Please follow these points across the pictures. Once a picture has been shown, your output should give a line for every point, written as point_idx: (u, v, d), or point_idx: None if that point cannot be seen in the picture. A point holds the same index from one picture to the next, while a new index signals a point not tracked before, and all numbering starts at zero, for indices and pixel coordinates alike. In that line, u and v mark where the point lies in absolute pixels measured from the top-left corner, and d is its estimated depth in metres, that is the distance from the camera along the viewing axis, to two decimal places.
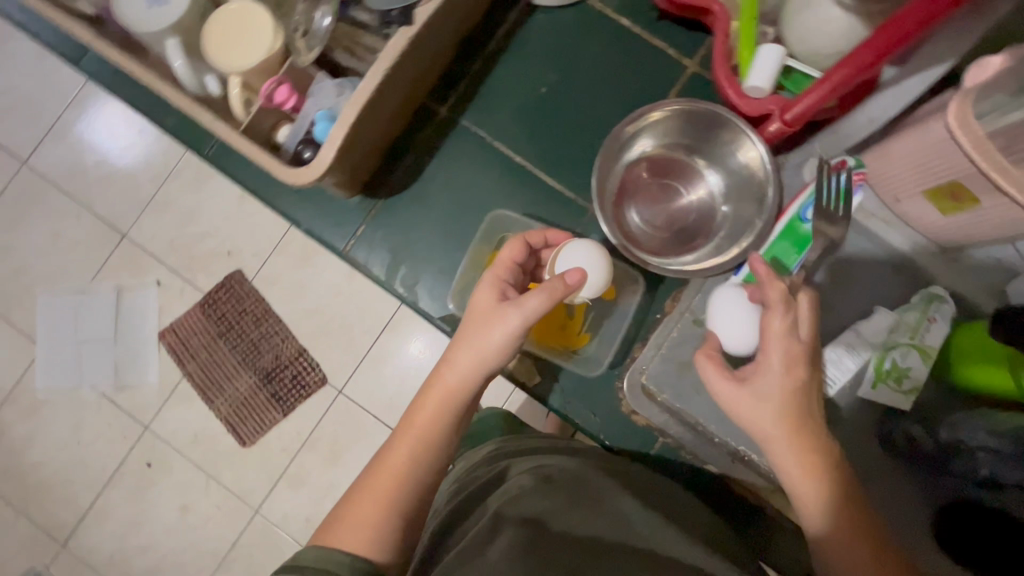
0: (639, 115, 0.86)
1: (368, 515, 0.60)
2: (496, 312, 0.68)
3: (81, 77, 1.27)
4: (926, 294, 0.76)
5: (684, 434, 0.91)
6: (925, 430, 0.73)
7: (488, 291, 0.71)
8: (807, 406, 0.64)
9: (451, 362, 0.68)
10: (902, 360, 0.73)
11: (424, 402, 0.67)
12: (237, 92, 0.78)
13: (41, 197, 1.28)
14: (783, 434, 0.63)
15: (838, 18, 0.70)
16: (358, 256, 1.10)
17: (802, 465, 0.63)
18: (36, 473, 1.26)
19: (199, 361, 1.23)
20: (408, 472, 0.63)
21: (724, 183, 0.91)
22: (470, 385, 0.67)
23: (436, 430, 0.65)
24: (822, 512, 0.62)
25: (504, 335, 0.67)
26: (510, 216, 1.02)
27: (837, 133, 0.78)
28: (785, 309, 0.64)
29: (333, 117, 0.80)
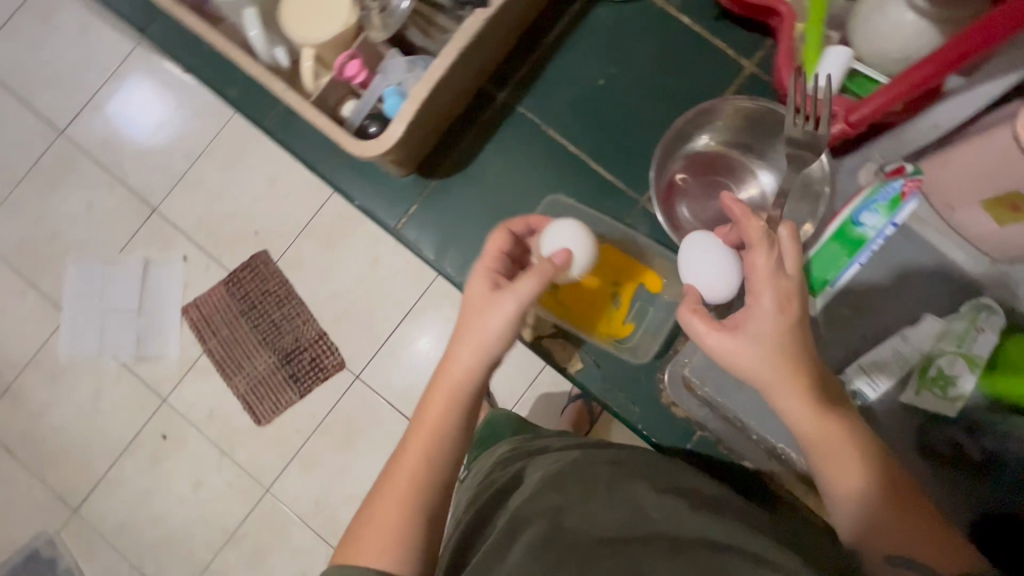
0: (703, 108, 0.81)
1: (387, 531, 0.57)
2: (496, 300, 0.63)
3: (122, 52, 1.29)
4: (973, 302, 0.69)
5: (722, 429, 0.83)
6: (969, 433, 0.67)
7: (480, 281, 0.66)
8: (802, 341, 0.59)
9: (453, 357, 0.64)
10: (947, 368, 0.67)
11: (432, 399, 0.63)
12: (309, 64, 0.79)
13: (76, 166, 1.30)
14: (781, 376, 0.58)
15: (912, 23, 0.67)
16: (410, 236, 0.98)
17: (810, 411, 0.58)
18: (53, 438, 1.27)
19: (219, 338, 1.24)
20: (422, 477, 0.60)
21: (779, 181, 0.85)
22: (475, 376, 0.63)
23: (448, 427, 0.62)
24: (846, 470, 0.57)
25: (504, 323, 0.62)
26: (567, 201, 0.93)
27: (898, 140, 0.73)
28: (768, 244, 0.59)
29: (403, 94, 0.81)
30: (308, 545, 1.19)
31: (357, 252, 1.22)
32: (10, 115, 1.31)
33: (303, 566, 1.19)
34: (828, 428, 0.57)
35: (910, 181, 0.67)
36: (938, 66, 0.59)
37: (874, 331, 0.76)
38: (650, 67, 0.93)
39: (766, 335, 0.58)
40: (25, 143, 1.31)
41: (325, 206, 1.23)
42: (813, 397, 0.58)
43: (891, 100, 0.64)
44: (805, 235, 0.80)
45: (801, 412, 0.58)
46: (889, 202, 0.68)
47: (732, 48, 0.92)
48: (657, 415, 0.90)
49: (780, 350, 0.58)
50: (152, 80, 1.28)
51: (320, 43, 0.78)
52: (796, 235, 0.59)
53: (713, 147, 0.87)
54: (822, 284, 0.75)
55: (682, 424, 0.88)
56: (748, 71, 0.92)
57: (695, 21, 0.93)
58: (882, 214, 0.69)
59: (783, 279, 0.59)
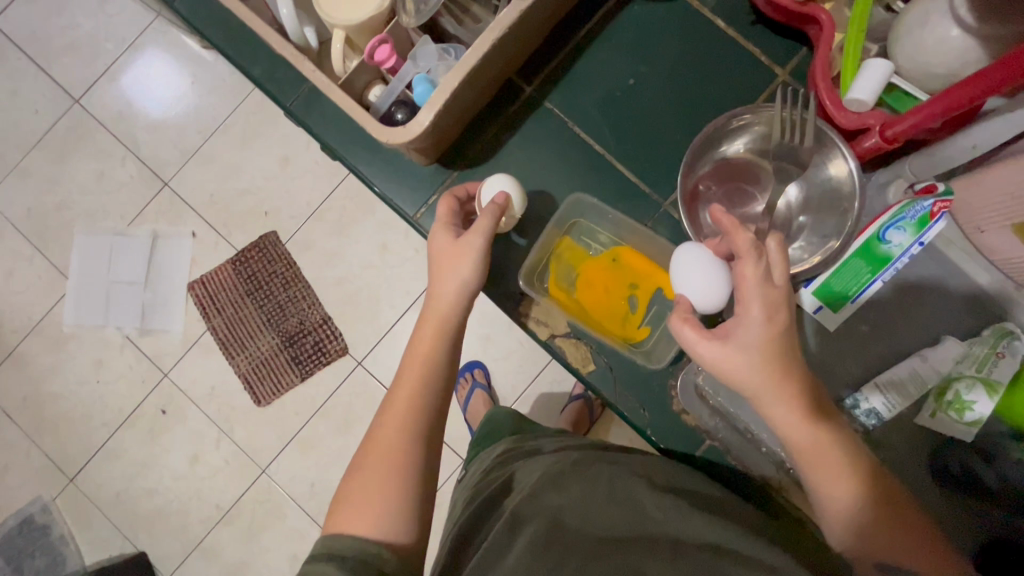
0: (737, 114, 0.79)
1: (383, 471, 0.59)
2: (463, 242, 0.70)
3: (142, 23, 1.28)
4: (996, 328, 0.69)
5: (730, 437, 0.85)
6: (985, 459, 0.68)
7: (443, 235, 0.72)
8: (788, 346, 0.55)
9: (433, 299, 0.69)
10: (964, 392, 0.66)
11: (420, 332, 0.68)
12: (339, 45, 0.79)
13: (90, 135, 1.29)
14: (770, 382, 0.54)
15: (956, 39, 0.66)
16: (428, 226, 0.96)
17: (799, 420, 0.54)
18: (54, 406, 1.27)
19: (224, 317, 1.24)
20: (417, 408, 0.63)
21: (806, 194, 0.80)
22: (456, 304, 0.69)
23: (436, 352, 0.67)
24: (837, 479, 0.54)
25: (472, 260, 0.69)
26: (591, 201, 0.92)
27: (932, 157, 0.72)
28: (756, 255, 0.56)
29: (432, 82, 0.78)
30: (301, 526, 1.19)
31: (366, 238, 1.22)
32: (25, 79, 1.30)
33: (295, 547, 1.19)
34: (819, 437, 0.54)
35: (939, 202, 0.65)
36: (983, 88, 0.55)
37: (890, 352, 0.78)
38: (681, 71, 0.93)
39: (757, 344, 0.54)
40: (39, 109, 1.29)
41: (337, 189, 1.23)
42: (802, 404, 0.55)
43: (933, 116, 0.63)
44: (827, 253, 0.76)
45: (790, 420, 0.54)
46: (917, 220, 0.67)
47: (765, 55, 0.91)
48: (666, 420, 0.88)
49: (768, 360, 0.54)
50: (168, 53, 1.28)
51: (348, 26, 0.78)
52: (786, 248, 0.56)
53: (743, 154, 0.82)
54: (843, 298, 0.76)
55: (689, 433, 0.87)
56: (781, 79, 0.91)
57: (732, 26, 0.91)
58: (909, 233, 0.68)
59: (772, 288, 0.55)
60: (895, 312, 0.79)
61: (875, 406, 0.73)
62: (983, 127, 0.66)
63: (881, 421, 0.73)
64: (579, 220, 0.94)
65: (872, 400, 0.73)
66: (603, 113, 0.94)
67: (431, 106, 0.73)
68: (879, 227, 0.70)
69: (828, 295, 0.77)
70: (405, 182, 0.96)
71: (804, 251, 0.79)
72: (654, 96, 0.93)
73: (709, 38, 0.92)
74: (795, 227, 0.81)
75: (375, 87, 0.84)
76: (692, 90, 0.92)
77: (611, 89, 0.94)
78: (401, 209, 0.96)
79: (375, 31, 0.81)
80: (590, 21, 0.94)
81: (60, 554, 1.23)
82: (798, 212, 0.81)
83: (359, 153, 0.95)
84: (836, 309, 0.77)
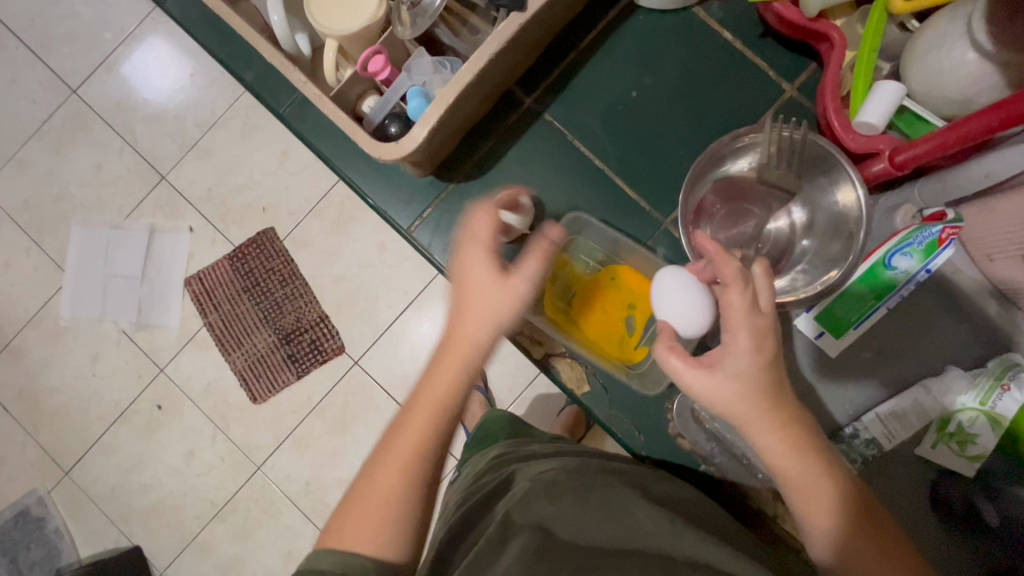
0: (739, 134, 0.77)
1: (379, 515, 0.54)
2: (505, 284, 0.58)
3: (146, 11, 1.21)
4: (1002, 360, 0.74)
5: (728, 464, 0.90)
6: (987, 496, 0.72)
7: (484, 261, 0.59)
8: (773, 373, 0.54)
9: (458, 328, 0.58)
10: (967, 425, 0.72)
11: (439, 371, 0.58)
12: (331, 54, 0.78)
13: (87, 126, 1.22)
14: (757, 413, 0.53)
15: (972, 63, 0.66)
16: (420, 240, 1.01)
17: (785, 448, 0.53)
18: (50, 398, 1.21)
19: (221, 313, 1.17)
20: (421, 456, 0.56)
21: (812, 217, 0.80)
22: (484, 348, 0.58)
23: (451, 400, 0.58)
24: (820, 506, 0.52)
25: (506, 308, 0.58)
26: (590, 220, 0.95)
27: (944, 183, 0.74)
28: (743, 285, 0.55)
29: (427, 96, 0.79)
30: (296, 525, 1.14)
31: (367, 237, 1.15)
32: (22, 67, 1.24)
33: (291, 545, 1.14)
34: (805, 464, 0.53)
35: (949, 228, 0.69)
36: (1004, 119, 0.55)
37: (895, 380, 0.81)
38: (687, 83, 0.95)
39: (737, 374, 0.53)
40: (37, 98, 1.23)
41: (336, 185, 1.16)
42: (790, 433, 0.53)
43: (947, 146, 0.62)
44: (828, 282, 0.73)
45: (776, 450, 0.53)
46: (925, 249, 0.71)
47: (773, 69, 0.93)
48: (661, 441, 0.93)
49: (750, 392, 0.53)
50: (170, 43, 1.21)
51: (343, 36, 0.77)
52: (771, 273, 0.56)
53: (747, 173, 0.81)
54: (846, 326, 0.80)
55: (688, 456, 0.92)
56: (788, 93, 0.93)
57: (739, 39, 0.94)
58: (916, 259, 0.72)
59: (756, 315, 0.55)
60: (901, 327, 0.82)
61: (875, 436, 0.78)
62: (995, 156, 0.67)
63: (881, 452, 0.79)
64: (576, 237, 0.95)
65: (872, 429, 0.78)
66: (609, 123, 0.96)
67: (423, 122, 0.73)
68: (887, 254, 0.73)
69: (830, 321, 0.81)
70: (401, 196, 1.01)
71: (804, 275, 0.78)
72: (660, 106, 0.95)
73: (719, 50, 0.94)
74: (799, 250, 0.80)
75: (369, 98, 0.84)
76: (701, 101, 0.94)
77: (615, 100, 0.96)
78: (396, 222, 1.01)
79: (369, 40, 0.80)
80: (594, 29, 0.96)
81: (55, 546, 1.18)
82: (803, 235, 0.80)
83: (357, 164, 1.02)
84: (838, 337, 0.81)
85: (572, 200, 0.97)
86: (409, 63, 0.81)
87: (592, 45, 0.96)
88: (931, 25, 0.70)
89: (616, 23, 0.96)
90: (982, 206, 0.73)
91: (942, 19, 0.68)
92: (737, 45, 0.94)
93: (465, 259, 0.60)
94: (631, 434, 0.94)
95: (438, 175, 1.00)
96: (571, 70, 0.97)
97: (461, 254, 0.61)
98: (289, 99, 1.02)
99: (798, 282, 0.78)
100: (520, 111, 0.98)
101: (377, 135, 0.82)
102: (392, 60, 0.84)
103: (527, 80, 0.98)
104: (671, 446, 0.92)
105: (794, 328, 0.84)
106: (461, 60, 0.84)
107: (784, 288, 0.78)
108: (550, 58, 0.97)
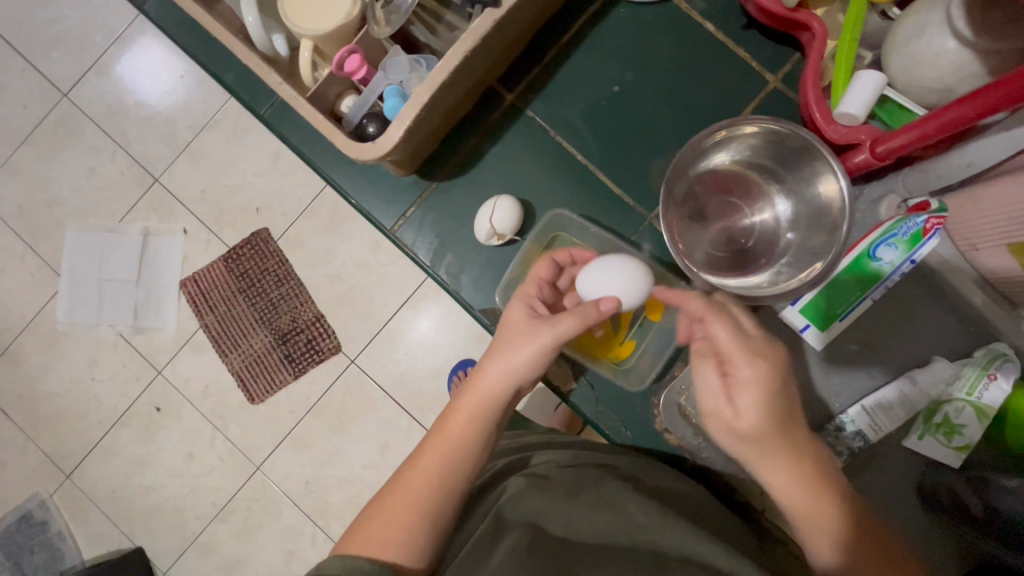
0: (721, 127, 0.74)
1: (389, 535, 0.54)
2: (538, 328, 0.62)
3: (131, 14, 1.20)
4: (989, 350, 0.75)
5: (715, 458, 0.91)
6: (972, 487, 0.69)
7: (519, 308, 0.66)
8: (787, 402, 0.55)
9: (483, 371, 0.61)
10: (954, 416, 0.74)
11: (461, 405, 0.60)
12: (307, 55, 0.79)
13: (79, 130, 1.22)
14: (772, 445, 0.54)
15: (952, 51, 0.66)
16: (404, 237, 1.07)
17: (798, 482, 0.53)
18: (49, 403, 1.21)
19: (217, 315, 1.16)
20: (434, 488, 0.57)
21: (796, 211, 0.79)
22: (503, 396, 0.61)
23: (470, 440, 0.59)
24: (827, 537, 0.52)
25: (535, 350, 0.61)
26: (569, 217, 0.96)
27: (925, 174, 0.75)
28: (720, 314, 0.57)
29: (403, 95, 0.81)
30: (296, 524, 1.13)
31: (361, 235, 1.11)
32: (12, 73, 1.23)
33: (292, 544, 1.13)
34: (817, 498, 0.53)
35: (933, 218, 0.71)
36: (979, 109, 0.55)
37: (883, 373, 0.83)
38: (669, 76, 0.96)
39: (751, 403, 0.54)
40: (27, 104, 1.23)
41: (327, 185, 1.12)
42: (804, 469, 0.53)
43: (927, 136, 0.62)
44: (811, 274, 0.72)
45: (790, 487, 0.53)
46: (911, 238, 0.74)
47: (756, 61, 0.94)
48: (648, 437, 0.95)
49: (762, 426, 0.54)
50: (160, 44, 1.20)
51: (318, 36, 0.78)
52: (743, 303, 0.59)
53: (729, 166, 0.81)
54: (831, 318, 0.81)
55: (673, 450, 0.93)
56: (772, 85, 0.94)
57: (722, 30, 0.95)
58: (900, 250, 0.75)
59: (757, 342, 0.56)
60: (885, 319, 0.84)
61: (861, 427, 0.81)
62: (978, 145, 0.68)
63: (867, 443, 0.82)
64: (560, 234, 0.97)
65: (857, 421, 0.82)
66: (593, 117, 0.98)
67: (401, 121, 0.74)
68: (871, 245, 0.75)
69: (816, 314, 0.81)
70: (383, 197, 1.07)
71: (788, 269, 0.77)
72: (644, 100, 0.97)
73: (701, 43, 0.95)
74: (783, 244, 0.79)
75: (348, 97, 0.85)
76: (687, 94, 0.96)
77: (599, 95, 0.98)
78: (380, 223, 1.08)
79: (343, 39, 0.81)
80: (572, 26, 0.98)
81: (58, 549, 1.19)
82: (787, 228, 0.79)
83: (345, 169, 1.09)
84: (824, 329, 0.82)
85: (558, 198, 1.00)
86: (385, 62, 0.82)
87: (574, 40, 0.98)
88: (911, 13, 0.70)
89: (597, 17, 0.98)
90: (964, 196, 0.74)
91: (921, 7, 0.69)
92: (719, 37, 0.95)
93: (508, 305, 0.67)
94: (617, 430, 0.96)
95: (421, 175, 1.04)
96: (554, 65, 0.99)
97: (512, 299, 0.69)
98: (268, 101, 1.12)
99: (782, 274, 0.77)
100: (503, 108, 1.01)
101: (355, 134, 0.84)
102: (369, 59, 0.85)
103: (512, 76, 1.00)
104: (657, 439, 0.94)
105: (783, 322, 0.85)
106: (437, 57, 0.84)
107: (768, 283, 0.77)
108: (534, 54, 0.99)
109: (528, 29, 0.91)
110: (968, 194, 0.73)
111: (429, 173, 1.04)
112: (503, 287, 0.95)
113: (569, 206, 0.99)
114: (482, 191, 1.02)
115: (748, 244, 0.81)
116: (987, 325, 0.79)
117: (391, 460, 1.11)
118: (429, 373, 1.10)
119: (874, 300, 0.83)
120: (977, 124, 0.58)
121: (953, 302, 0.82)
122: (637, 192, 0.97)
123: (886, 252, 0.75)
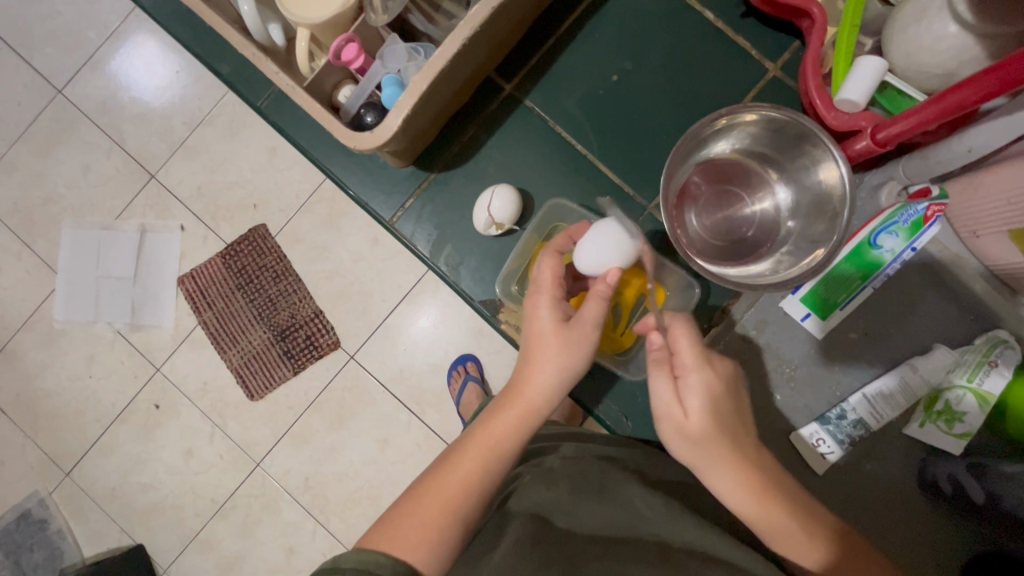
0: (722, 115, 0.73)
1: (419, 536, 0.52)
2: (573, 332, 0.60)
3: (126, 8, 1.19)
4: (990, 337, 0.76)
5: None
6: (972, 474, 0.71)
7: (547, 313, 0.61)
8: (732, 407, 0.56)
9: (528, 380, 0.60)
10: (955, 403, 0.75)
11: (503, 416, 0.59)
12: (304, 44, 0.79)
13: (74, 127, 1.21)
14: (720, 453, 0.54)
15: (953, 35, 0.67)
16: (403, 229, 1.08)
17: (750, 497, 0.53)
18: (47, 402, 1.20)
19: (215, 311, 1.15)
20: (468, 495, 0.55)
21: (796, 199, 0.79)
22: (549, 404, 0.60)
23: (512, 450, 0.58)
24: (798, 544, 0.53)
25: (571, 356, 0.60)
26: (568, 206, 0.96)
27: (925, 160, 0.75)
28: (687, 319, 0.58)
29: (401, 84, 0.81)
30: (296, 521, 1.12)
31: (358, 230, 1.11)
32: (5, 69, 1.22)
33: (292, 540, 1.12)
34: (773, 508, 0.53)
35: (933, 205, 0.72)
36: (981, 93, 0.55)
37: (882, 361, 0.85)
38: (669, 65, 0.96)
39: (700, 410, 0.54)
40: (21, 100, 1.21)
41: (326, 179, 1.12)
42: (752, 479, 0.54)
43: (929, 120, 0.62)
44: (813, 261, 0.72)
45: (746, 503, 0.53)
46: (913, 225, 0.74)
47: (756, 49, 0.94)
48: (647, 425, 0.95)
49: (711, 434, 0.54)
50: (155, 40, 1.19)
51: (313, 25, 0.77)
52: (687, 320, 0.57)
53: (728, 155, 0.81)
54: (833, 306, 0.83)
55: None
56: (771, 73, 0.94)
57: (721, 18, 0.95)
58: (901, 237, 0.75)
59: (707, 349, 0.58)
60: (886, 308, 0.85)
61: (862, 415, 0.81)
62: (978, 130, 0.67)
63: (869, 431, 0.82)
64: (559, 224, 0.97)
65: (858, 409, 0.82)
66: (593, 107, 0.98)
67: (398, 109, 0.73)
68: (873, 233, 0.76)
69: (816, 303, 0.83)
70: (382, 189, 1.08)
71: (788, 257, 0.77)
72: (644, 89, 0.97)
73: (700, 31, 0.95)
74: (784, 232, 0.80)
75: (346, 87, 0.86)
76: (686, 82, 0.96)
77: (598, 84, 0.98)
78: (378, 214, 1.08)
79: (340, 28, 0.81)
80: (570, 15, 0.98)
81: (58, 548, 1.18)
82: (787, 216, 0.80)
83: (344, 162, 1.10)
84: (824, 317, 0.84)
85: (558, 189, 0.99)
86: (383, 51, 0.82)
87: (573, 29, 0.98)
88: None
89: (596, 5, 0.97)
90: (965, 182, 0.75)
91: None
92: (718, 25, 0.95)
93: (533, 305, 0.62)
94: (618, 420, 0.96)
95: (419, 166, 1.05)
96: (552, 55, 0.99)
97: (531, 299, 0.63)
98: (265, 92, 1.12)
99: (785, 262, 0.77)
100: (503, 97, 1.00)
101: (353, 124, 0.85)
102: (366, 47, 0.85)
103: (512, 66, 1.00)
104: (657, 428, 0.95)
105: (784, 312, 0.87)
106: (435, 45, 0.84)
107: (769, 271, 0.77)
108: (533, 43, 0.99)
109: (526, 16, 0.90)
110: (970, 180, 0.74)
111: (428, 164, 1.04)
112: (503, 279, 0.96)
113: (569, 196, 0.99)
114: (482, 183, 1.02)
115: (748, 233, 0.81)
116: (986, 309, 0.82)
117: (391, 456, 1.10)
118: (428, 368, 1.10)
119: (873, 288, 0.83)
120: (979, 107, 0.58)
121: (952, 288, 0.83)
122: (637, 183, 0.97)
123: (889, 243, 0.76)
